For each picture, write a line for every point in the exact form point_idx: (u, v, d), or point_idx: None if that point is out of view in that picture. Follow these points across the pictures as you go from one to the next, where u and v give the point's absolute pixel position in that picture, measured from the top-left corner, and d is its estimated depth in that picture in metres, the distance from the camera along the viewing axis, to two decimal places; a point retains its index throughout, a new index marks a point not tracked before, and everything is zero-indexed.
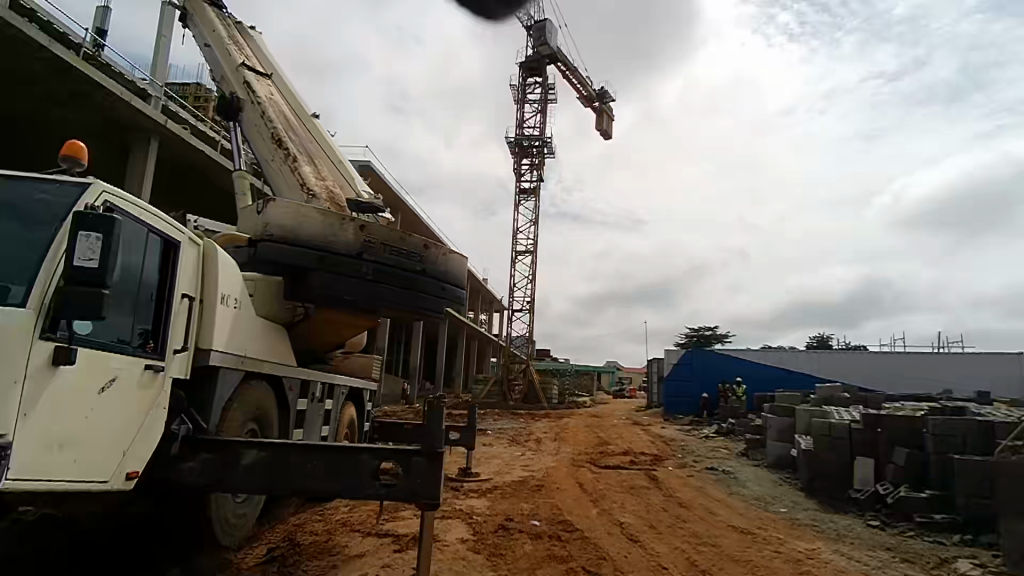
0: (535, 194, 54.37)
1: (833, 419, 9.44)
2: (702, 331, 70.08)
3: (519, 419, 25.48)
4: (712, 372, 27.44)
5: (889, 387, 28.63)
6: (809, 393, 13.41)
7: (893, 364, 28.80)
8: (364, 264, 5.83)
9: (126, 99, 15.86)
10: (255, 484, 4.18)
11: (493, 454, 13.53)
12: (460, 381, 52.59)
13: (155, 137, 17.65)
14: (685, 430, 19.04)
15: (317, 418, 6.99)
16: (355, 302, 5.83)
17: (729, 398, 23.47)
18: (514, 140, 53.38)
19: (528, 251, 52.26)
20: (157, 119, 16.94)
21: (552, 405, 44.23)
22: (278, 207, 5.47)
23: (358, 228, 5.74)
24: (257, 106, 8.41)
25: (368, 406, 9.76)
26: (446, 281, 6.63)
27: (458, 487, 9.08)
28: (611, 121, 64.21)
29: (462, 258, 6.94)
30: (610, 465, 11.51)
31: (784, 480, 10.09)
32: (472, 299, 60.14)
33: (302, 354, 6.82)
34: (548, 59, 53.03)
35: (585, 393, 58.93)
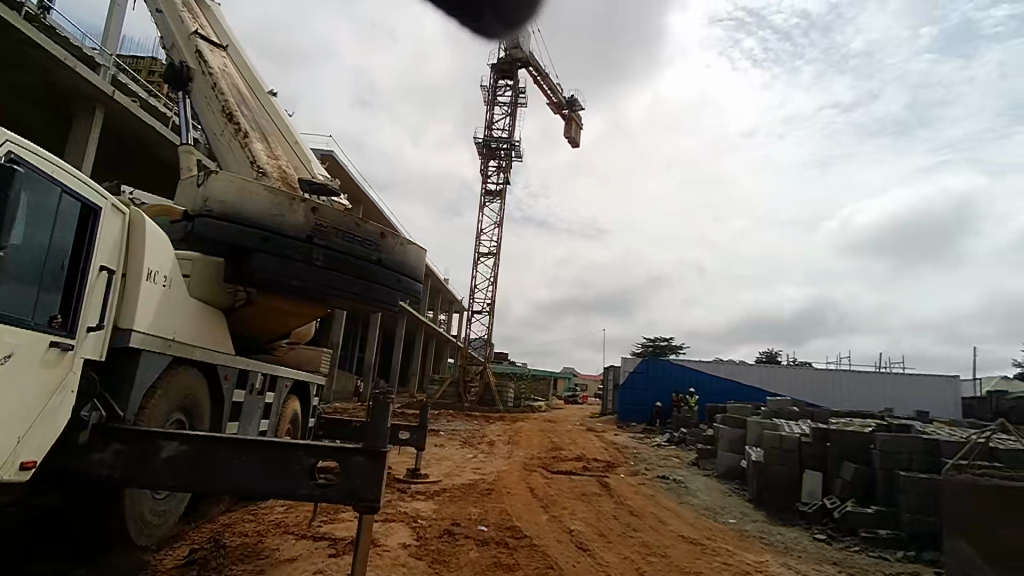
0: (500, 196, 54.22)
1: (784, 432, 9.53)
2: (658, 341, 71.18)
3: (473, 421, 25.18)
4: (666, 382, 27.76)
5: (835, 404, 29.52)
6: (760, 405, 13.57)
7: (838, 381, 29.74)
8: (314, 248, 5.42)
9: (70, 65, 14.96)
10: (175, 480, 3.78)
11: (445, 455, 13.21)
12: (415, 381, 51.90)
13: (100, 107, 16.70)
14: (638, 438, 19.11)
15: (255, 411, 6.57)
16: (302, 289, 5.44)
17: (681, 407, 23.75)
18: (482, 141, 53.14)
19: (490, 253, 52.03)
20: (104, 88, 16.01)
21: (507, 408, 44.04)
22: (222, 180, 5.11)
23: (309, 209, 5.37)
24: (209, 78, 7.95)
25: (314, 402, 9.32)
26: (402, 272, 6.32)
27: (405, 489, 8.70)
28: (579, 129, 64.72)
29: (421, 249, 6.64)
30: (562, 471, 11.35)
31: (734, 491, 10.12)
32: (432, 298, 59.51)
33: (242, 343, 6.41)
34: (520, 62, 53.06)
35: (540, 397, 58.98)
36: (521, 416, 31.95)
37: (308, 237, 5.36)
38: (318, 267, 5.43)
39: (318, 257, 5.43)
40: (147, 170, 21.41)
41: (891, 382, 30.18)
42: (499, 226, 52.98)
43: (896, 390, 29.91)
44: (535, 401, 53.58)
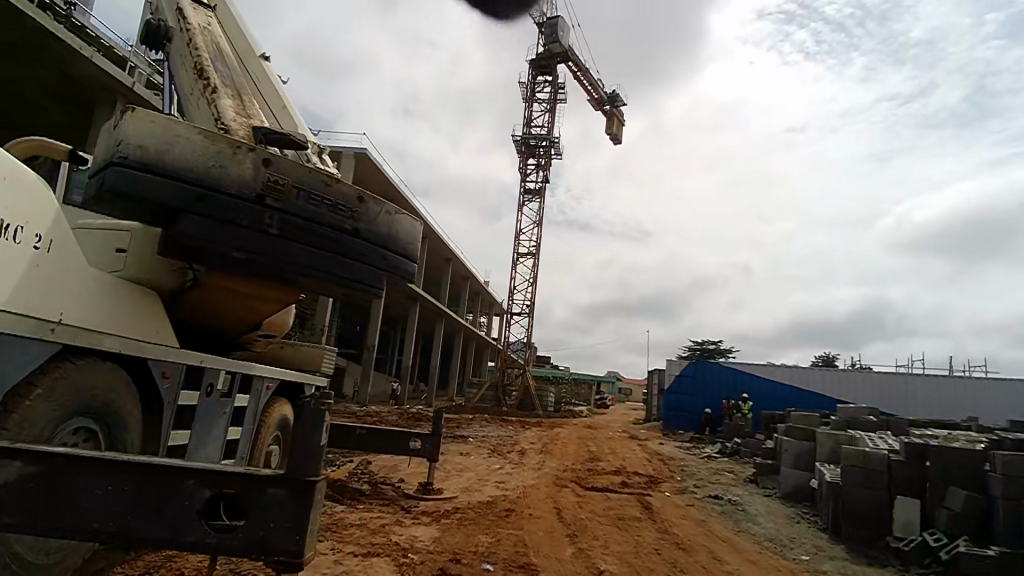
0: (540, 195, 53.07)
1: (866, 447, 7.91)
2: (706, 345, 68.39)
3: (508, 426, 24.01)
4: (715, 387, 25.84)
5: (906, 413, 26.92)
6: (828, 414, 11.81)
7: (910, 387, 27.13)
8: (267, 212, 4.26)
9: (88, 55, 14.62)
10: (14, 515, 2.65)
11: (468, 466, 11.95)
12: (454, 384, 51.17)
13: (128, 103, 16.49)
14: (685, 447, 17.49)
15: (220, 417, 5.49)
16: (251, 263, 4.32)
17: (733, 414, 21.89)
18: (521, 139, 52.14)
19: (530, 254, 50.90)
20: (124, 79, 15.67)
21: (546, 413, 42.62)
22: (138, 118, 3.93)
23: (260, 161, 4.23)
24: (186, 34, 6.97)
25: None
26: (389, 247, 5.13)
27: (410, 510, 7.49)
28: (621, 126, 63.01)
29: (415, 219, 5.44)
30: (597, 487, 9.94)
31: (802, 518, 8.51)
32: (472, 300, 58.78)
33: (201, 333, 5.38)
34: (558, 58, 51.88)
35: (581, 402, 57.35)
36: (560, 421, 30.57)
37: (259, 197, 4.21)
38: (271, 236, 4.30)
39: (272, 223, 4.29)
40: None
41: (970, 388, 27.33)
42: (537, 226, 51.80)
43: (976, 395, 27.07)
44: (577, 405, 51.97)
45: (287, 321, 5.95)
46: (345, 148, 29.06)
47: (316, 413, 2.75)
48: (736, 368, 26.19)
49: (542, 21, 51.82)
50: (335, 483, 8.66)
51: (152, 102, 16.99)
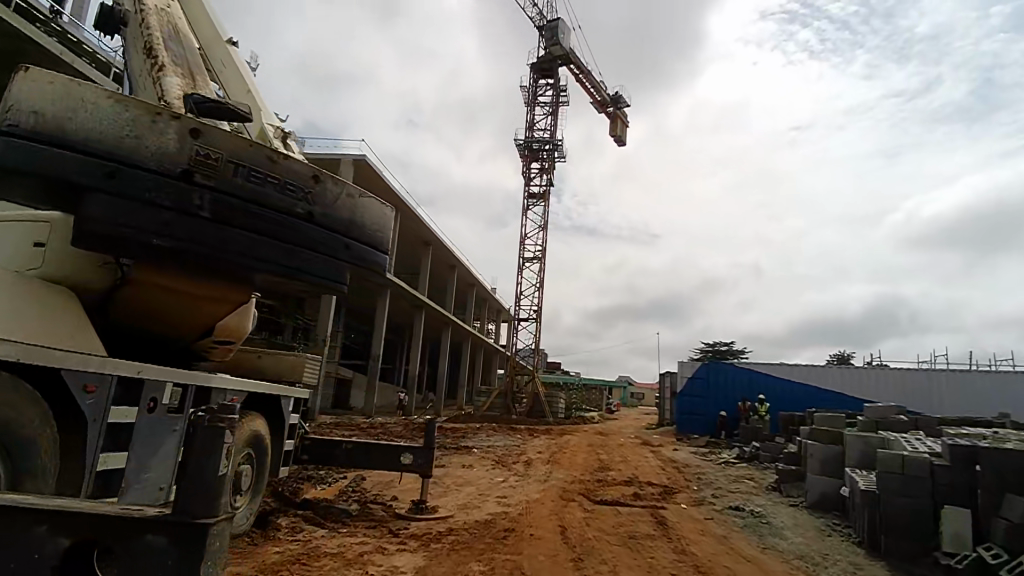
0: (544, 199, 52.46)
1: (905, 450, 7.11)
2: (718, 346, 67.13)
3: (516, 435, 23.28)
4: (730, 389, 24.98)
5: (931, 409, 25.83)
6: (855, 414, 10.97)
7: (934, 383, 26.01)
8: (195, 190, 3.60)
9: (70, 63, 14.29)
10: None
11: (470, 480, 11.23)
12: (463, 392, 50.48)
13: None
14: (700, 453, 16.67)
15: (167, 436, 4.81)
16: (179, 254, 3.66)
17: (750, 417, 21.03)
18: (523, 143, 51.63)
19: (536, 258, 50.25)
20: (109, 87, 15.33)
21: (557, 420, 41.77)
22: (32, 78, 3.28)
23: (187, 131, 3.59)
24: (138, 14, 6.39)
25: (294, 420, 7.60)
26: (351, 235, 4.46)
27: (398, 532, 6.77)
28: (625, 127, 62.34)
29: (382, 204, 4.79)
30: (606, 500, 9.17)
31: (833, 530, 7.71)
32: (479, 308, 58.19)
33: (145, 340, 4.72)
34: (559, 60, 51.41)
35: (592, 408, 56.40)
36: (570, 428, 29.76)
37: (185, 173, 3.56)
38: (201, 220, 3.64)
39: (202, 205, 3.64)
40: None
41: (997, 383, 26.16)
42: (542, 231, 51.18)
43: (1004, 390, 25.91)
44: (588, 411, 51.04)
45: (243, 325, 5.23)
46: (343, 156, 28.63)
47: (214, 432, 2.13)
48: (751, 368, 25.34)
49: (542, 24, 51.38)
50: (320, 503, 7.97)
51: None
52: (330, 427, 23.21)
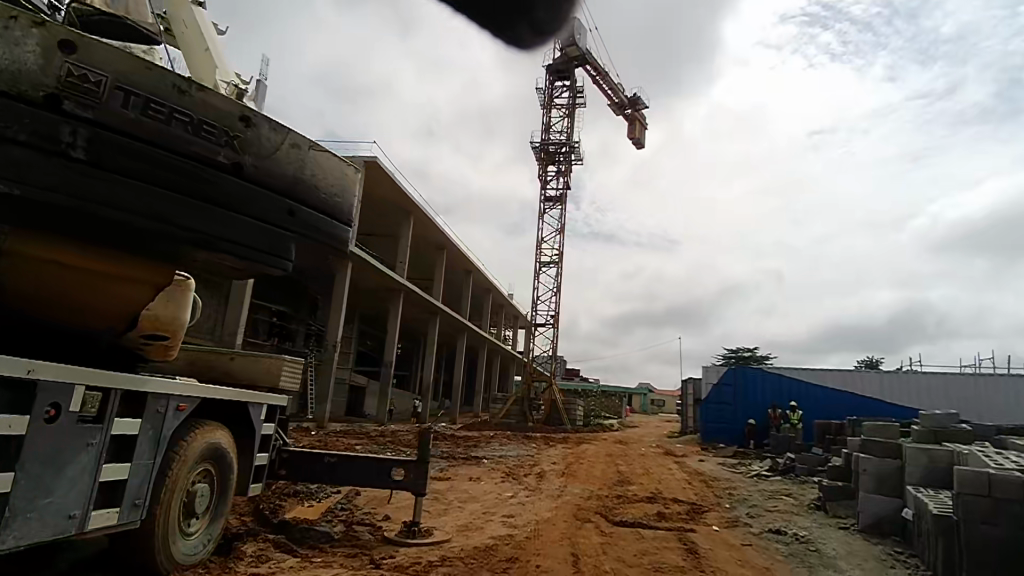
0: (561, 202, 51.47)
1: (987, 468, 5.94)
2: (741, 352, 65.33)
3: (531, 444, 22.25)
4: (758, 395, 23.63)
5: (978, 417, 24.05)
6: (911, 424, 9.70)
7: (982, 390, 24.23)
8: (62, 121, 2.71)
9: None
10: None
11: (477, 495, 10.15)
12: (479, 400, 49.57)
13: None
14: (729, 465, 15.47)
15: (74, 450, 3.92)
16: (44, 210, 2.76)
17: (781, 426, 19.71)
18: (539, 145, 50.71)
19: (553, 263, 49.26)
20: None
21: (575, 428, 40.61)
22: None
23: (55, 42, 2.70)
24: None
25: (269, 432, 6.67)
26: (298, 196, 3.46)
27: (379, 563, 5.75)
28: (644, 129, 61.18)
29: (342, 161, 3.77)
30: (626, 521, 8.09)
31: (894, 560, 6.54)
32: (495, 314, 57.31)
33: (50, 333, 3.83)
34: (576, 61, 50.58)
35: (612, 416, 55.03)
36: (588, 437, 28.62)
37: (49, 99, 2.67)
38: (74, 163, 2.75)
39: (75, 142, 2.74)
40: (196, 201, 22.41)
41: None
42: (559, 234, 50.14)
43: None
44: (608, 419, 49.59)
45: (174, 316, 4.23)
46: (354, 157, 27.99)
47: None
48: (781, 374, 23.93)
49: None
50: (297, 524, 7.00)
51: None
52: (338, 436, 22.37)
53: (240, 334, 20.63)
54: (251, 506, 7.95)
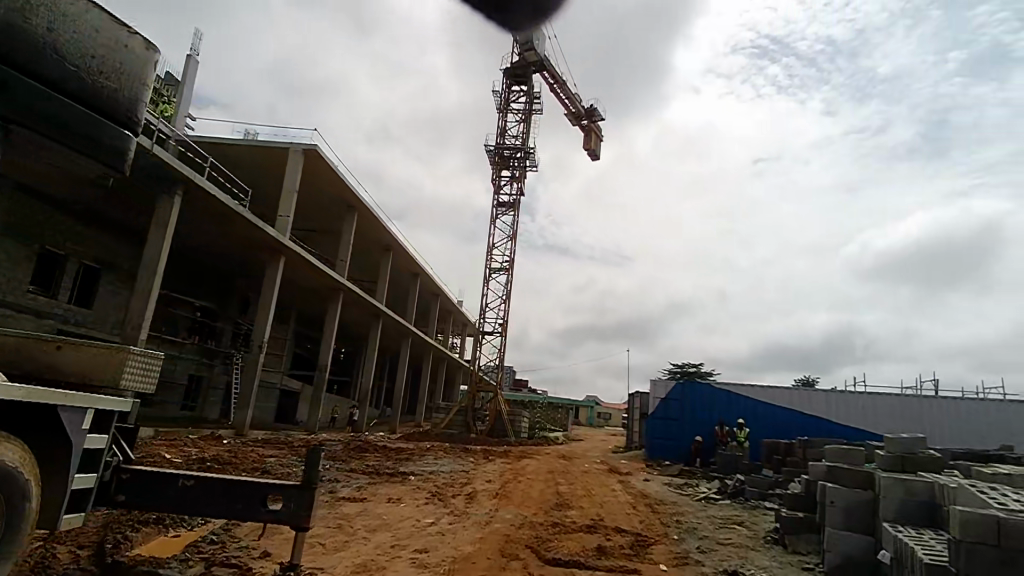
0: (514, 209, 50.48)
1: (985, 506, 4.97)
2: (687, 368, 65.77)
3: (467, 457, 20.85)
4: (706, 411, 23.03)
5: (920, 434, 24.10)
6: (877, 448, 8.82)
7: (924, 410, 24.21)
8: None
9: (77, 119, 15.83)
10: None
11: (390, 523, 8.63)
12: (422, 409, 47.74)
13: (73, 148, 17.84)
14: (676, 485, 14.51)
15: None
16: None
17: (728, 443, 19.02)
18: (494, 149, 49.68)
19: (502, 269, 48.23)
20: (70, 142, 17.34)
21: (520, 440, 39.30)
22: None
23: None
24: None
25: (106, 450, 5.16)
26: (12, 57, 2.05)
27: None
28: (599, 140, 61.12)
29: (119, 27, 2.34)
30: (560, 559, 6.78)
31: None
32: (442, 321, 55.72)
33: None
34: (534, 66, 49.96)
35: (558, 428, 54.08)
36: (531, 450, 27.50)
37: None
38: None
39: None
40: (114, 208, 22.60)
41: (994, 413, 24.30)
42: (510, 240, 49.06)
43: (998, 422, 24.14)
44: (553, 432, 48.53)
45: None
46: (292, 144, 26.13)
47: None
48: (730, 390, 23.39)
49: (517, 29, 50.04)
50: (135, 568, 5.42)
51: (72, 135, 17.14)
52: (256, 444, 20.33)
53: (146, 328, 18.46)
54: (97, 538, 6.47)
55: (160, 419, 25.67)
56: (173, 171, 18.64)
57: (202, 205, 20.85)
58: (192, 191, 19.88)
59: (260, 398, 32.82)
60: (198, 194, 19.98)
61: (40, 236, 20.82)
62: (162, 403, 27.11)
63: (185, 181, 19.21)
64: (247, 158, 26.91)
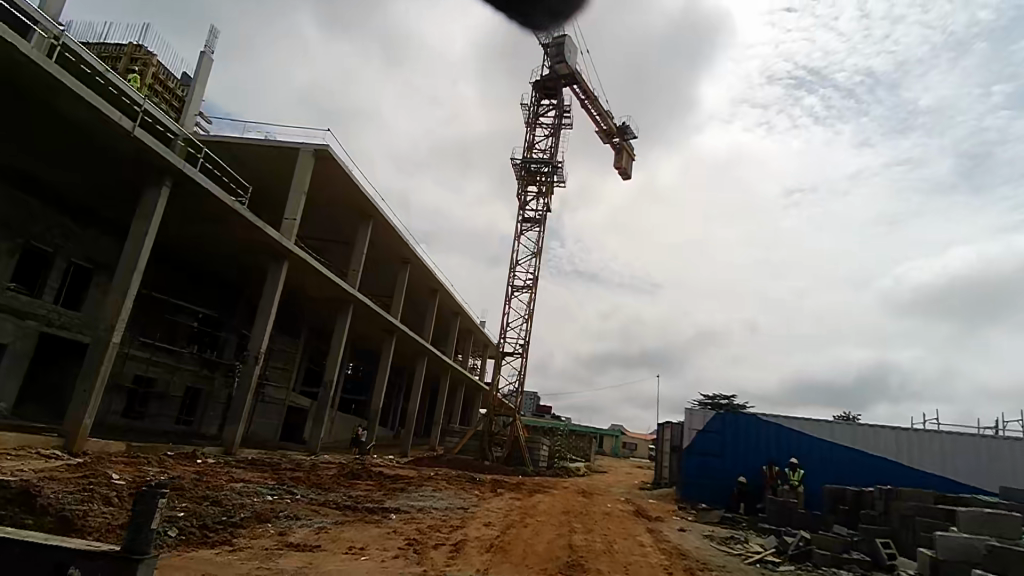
0: (540, 225, 48.41)
1: None
2: (718, 400, 62.12)
3: (471, 489, 18.20)
4: (758, 448, 20.20)
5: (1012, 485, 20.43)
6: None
7: (1005, 454, 20.57)
8: None
9: (45, 81, 14.08)
10: None
11: None
12: (437, 432, 45.38)
13: (53, 127, 16.16)
14: (720, 539, 11.77)
15: None
16: None
17: (780, 486, 16.14)
18: (520, 163, 47.79)
19: (525, 287, 45.96)
20: (40, 113, 15.56)
21: (538, 470, 36.44)
22: None
23: None
24: None
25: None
26: None
27: None
28: (631, 158, 58.92)
29: None
30: None
31: None
32: (462, 340, 53.60)
33: None
34: (565, 79, 48.19)
35: (579, 458, 51.11)
36: (548, 482, 24.76)
37: None
38: None
39: None
40: (103, 202, 20.76)
41: None
42: (535, 258, 46.89)
43: None
44: (573, 461, 45.55)
45: None
46: (302, 144, 24.56)
47: None
48: (781, 422, 20.51)
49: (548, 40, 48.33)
50: None
51: (49, 111, 15.39)
52: (238, 465, 18.20)
53: (120, 331, 16.62)
54: None
55: (149, 432, 23.76)
56: (160, 160, 16.94)
57: (194, 200, 19.17)
58: (182, 183, 18.19)
59: (262, 414, 30.87)
60: (189, 186, 18.24)
61: (26, 231, 19.40)
62: (155, 415, 25.26)
63: (174, 173, 17.54)
64: (253, 159, 25.36)
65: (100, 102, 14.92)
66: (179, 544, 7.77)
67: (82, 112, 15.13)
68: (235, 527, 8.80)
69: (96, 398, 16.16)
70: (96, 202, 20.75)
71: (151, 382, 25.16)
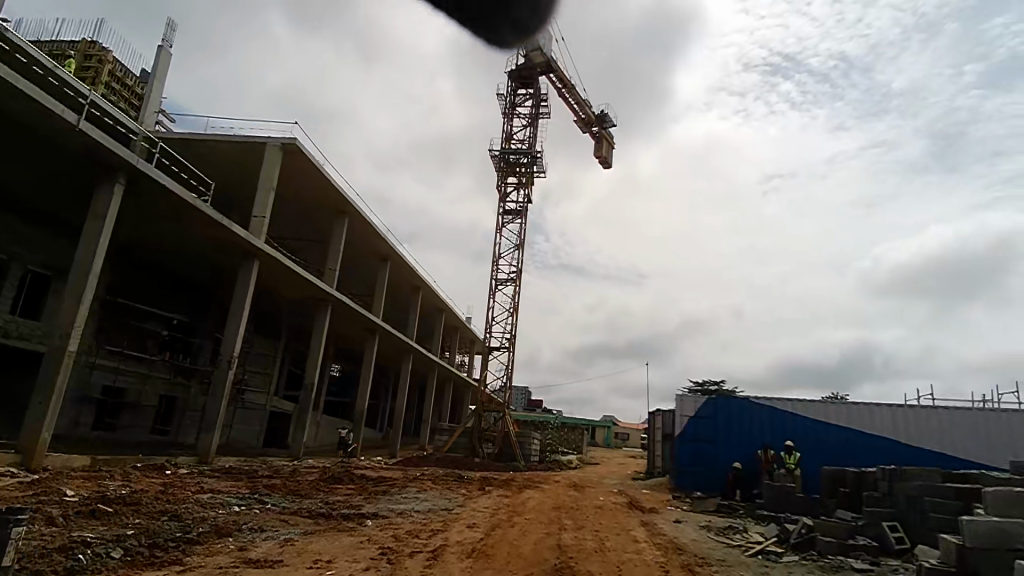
0: (522, 217, 47.68)
1: None
2: (708, 386, 61.87)
3: (457, 488, 17.44)
4: (752, 432, 19.71)
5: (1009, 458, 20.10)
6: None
7: (1001, 427, 20.23)
8: None
9: None
10: None
11: None
12: (426, 431, 44.57)
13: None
14: (717, 530, 11.17)
15: None
16: None
17: (777, 471, 15.59)
18: (499, 154, 46.97)
19: (509, 280, 45.22)
20: None
21: (529, 465, 35.81)
22: None
23: None
24: None
25: None
26: None
27: None
28: (611, 146, 58.30)
29: None
30: None
31: None
32: (448, 336, 52.82)
33: None
34: (541, 67, 47.37)
35: (571, 451, 50.54)
36: (539, 477, 24.13)
37: None
38: None
39: None
40: (57, 203, 19.61)
41: None
42: (518, 250, 46.18)
43: None
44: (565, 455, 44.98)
45: None
46: (268, 139, 23.57)
47: None
48: (774, 405, 20.03)
49: None
50: None
51: None
52: (212, 475, 17.29)
53: (75, 338, 15.60)
54: None
55: (121, 444, 22.74)
56: (111, 155, 15.90)
57: (153, 198, 18.17)
58: (139, 180, 17.19)
59: (242, 421, 29.88)
60: (145, 182, 17.20)
61: None
62: (127, 427, 24.22)
63: (128, 169, 16.53)
64: (219, 156, 24.32)
65: (39, 93, 13.89)
66: (122, 566, 6.94)
67: (21, 105, 14.08)
68: (191, 544, 8.02)
69: (53, 411, 15.15)
70: (49, 203, 19.59)
71: (122, 392, 24.09)
